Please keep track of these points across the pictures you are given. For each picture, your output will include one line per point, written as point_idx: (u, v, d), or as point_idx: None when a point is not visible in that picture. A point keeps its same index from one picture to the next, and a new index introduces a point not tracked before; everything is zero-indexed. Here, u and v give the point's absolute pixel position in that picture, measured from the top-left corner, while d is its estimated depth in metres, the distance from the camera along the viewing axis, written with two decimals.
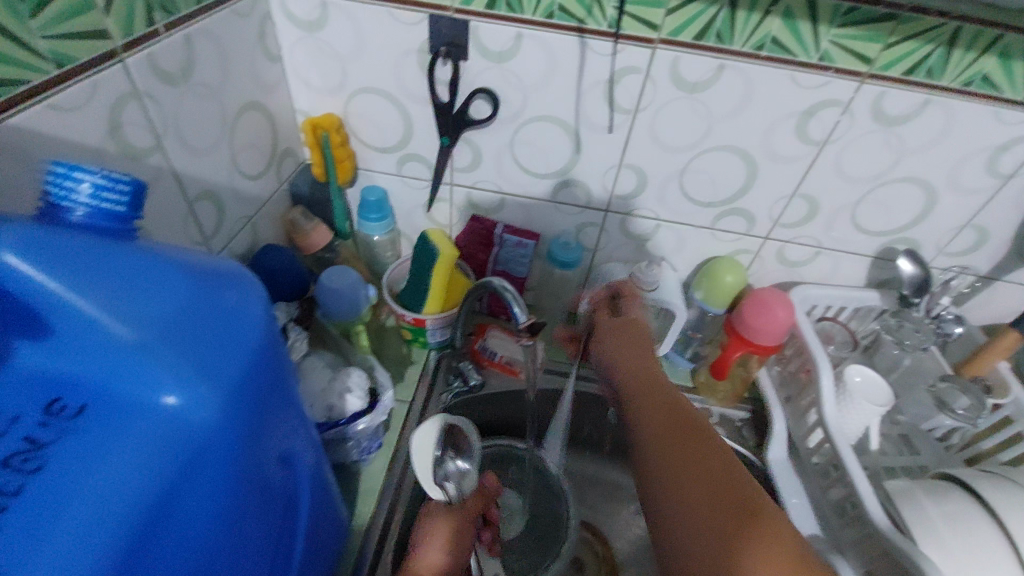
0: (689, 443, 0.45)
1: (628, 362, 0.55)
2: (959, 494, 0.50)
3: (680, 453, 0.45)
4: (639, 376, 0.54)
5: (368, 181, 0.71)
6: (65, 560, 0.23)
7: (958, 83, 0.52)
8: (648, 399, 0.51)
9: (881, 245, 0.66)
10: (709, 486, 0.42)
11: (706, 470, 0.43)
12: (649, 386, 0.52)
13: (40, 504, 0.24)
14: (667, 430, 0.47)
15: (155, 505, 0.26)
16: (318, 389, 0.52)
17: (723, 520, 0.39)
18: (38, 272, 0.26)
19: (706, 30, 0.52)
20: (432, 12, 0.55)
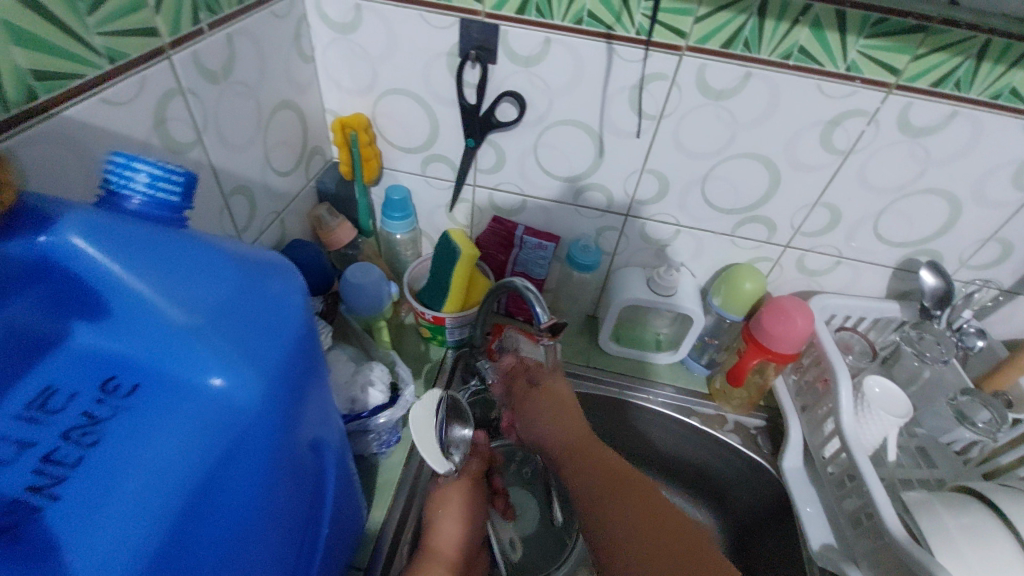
0: (615, 476, 0.51)
1: (560, 422, 0.58)
2: (978, 508, 0.50)
3: (637, 506, 0.48)
4: (575, 438, 0.56)
5: (392, 181, 0.73)
6: (120, 529, 0.25)
7: (987, 96, 0.52)
8: (580, 447, 0.55)
9: (902, 256, 0.66)
10: (656, 528, 0.46)
11: (656, 519, 0.47)
12: (562, 415, 0.59)
13: (98, 475, 0.26)
14: (613, 500, 0.49)
15: (198, 484, 0.27)
16: (342, 381, 0.53)
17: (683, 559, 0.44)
18: (100, 257, 0.27)
19: (734, 38, 0.52)
20: (463, 16, 0.56)
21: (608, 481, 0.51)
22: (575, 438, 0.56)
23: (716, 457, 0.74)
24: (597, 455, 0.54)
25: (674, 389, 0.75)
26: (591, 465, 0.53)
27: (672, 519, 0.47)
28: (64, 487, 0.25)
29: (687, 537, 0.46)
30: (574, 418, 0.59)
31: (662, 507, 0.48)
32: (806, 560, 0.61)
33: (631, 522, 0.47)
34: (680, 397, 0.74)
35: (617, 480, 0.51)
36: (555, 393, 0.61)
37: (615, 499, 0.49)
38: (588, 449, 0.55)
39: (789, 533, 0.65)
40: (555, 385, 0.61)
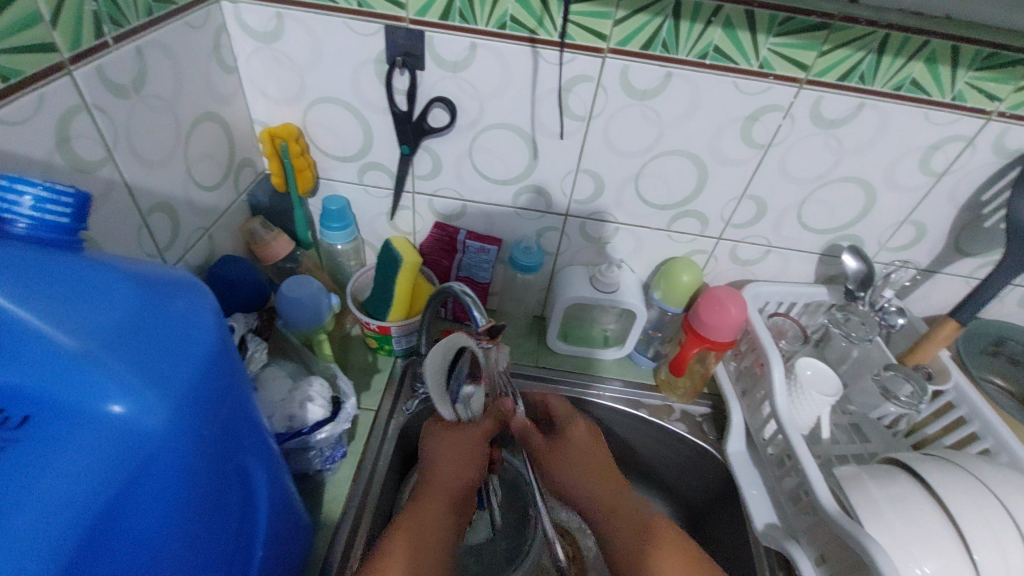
0: (622, 508, 0.55)
1: (573, 475, 0.58)
2: (903, 477, 0.53)
3: (639, 543, 0.53)
4: (594, 481, 0.58)
5: (329, 191, 0.71)
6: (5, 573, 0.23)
7: (889, 87, 0.55)
8: (586, 472, 0.59)
9: (826, 242, 0.69)
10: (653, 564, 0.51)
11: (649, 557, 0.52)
12: (569, 430, 0.62)
13: None
14: (618, 539, 0.54)
15: (105, 507, 0.26)
16: (277, 399, 0.52)
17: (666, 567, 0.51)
18: None
19: (652, 40, 0.54)
20: (387, 23, 0.55)
21: (594, 465, 0.59)
22: (586, 479, 0.58)
23: (666, 447, 0.75)
24: (607, 478, 0.58)
25: (622, 383, 0.77)
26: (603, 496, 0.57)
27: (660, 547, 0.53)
28: None
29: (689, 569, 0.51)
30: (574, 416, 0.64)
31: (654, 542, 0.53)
32: (752, 539, 0.63)
33: (631, 541, 0.53)
34: (628, 390, 0.76)
35: (612, 489, 0.58)
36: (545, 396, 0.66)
37: (624, 536, 0.54)
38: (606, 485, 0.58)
39: (736, 515, 0.68)
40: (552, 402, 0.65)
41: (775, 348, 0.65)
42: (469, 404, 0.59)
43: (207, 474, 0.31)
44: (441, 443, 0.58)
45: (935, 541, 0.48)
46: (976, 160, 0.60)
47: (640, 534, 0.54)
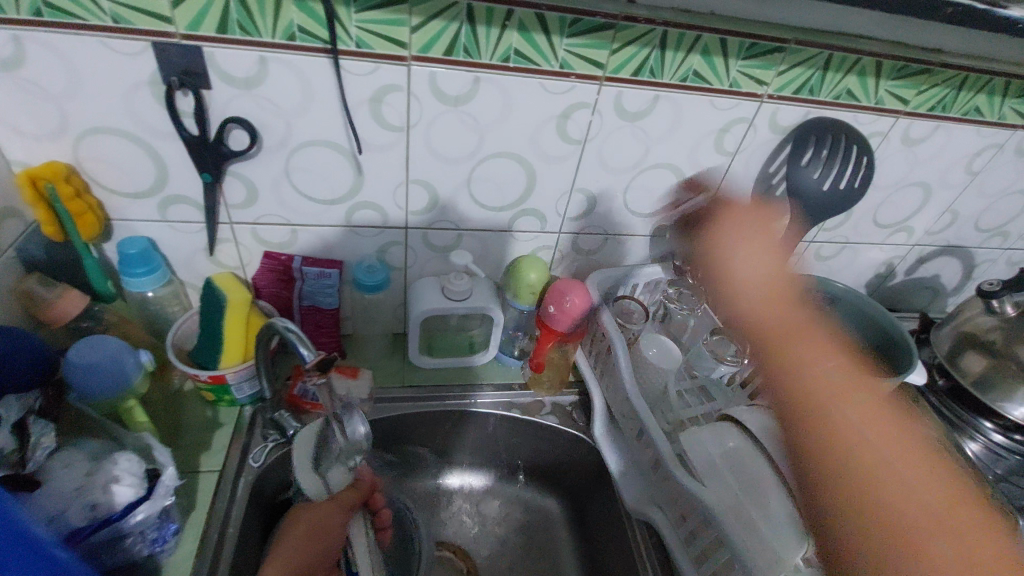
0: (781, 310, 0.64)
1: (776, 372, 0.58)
2: (735, 431, 0.58)
3: (854, 503, 0.46)
4: (803, 400, 0.56)
5: (128, 233, 0.62)
6: None
7: (676, 79, 0.60)
8: (781, 381, 0.58)
9: (653, 224, 0.74)
10: (916, 517, 0.45)
11: (868, 525, 0.45)
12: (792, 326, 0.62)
13: None
14: (812, 498, 0.48)
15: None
16: (72, 489, 0.44)
17: (887, 549, 0.43)
18: None
19: (453, 45, 0.54)
20: (155, 40, 0.49)
21: (818, 381, 0.56)
22: (784, 399, 0.57)
23: (543, 441, 0.76)
24: (803, 403, 0.55)
25: (491, 387, 0.76)
26: (802, 428, 0.53)
27: (888, 525, 0.45)
28: None
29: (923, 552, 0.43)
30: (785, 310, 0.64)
31: (885, 492, 0.47)
32: (626, 514, 0.66)
33: (860, 474, 0.48)
34: (498, 393, 0.76)
35: (803, 401, 0.55)
36: (727, 271, 0.67)
37: (823, 490, 0.48)
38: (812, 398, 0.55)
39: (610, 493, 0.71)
40: (739, 275, 0.66)
41: (618, 330, 0.69)
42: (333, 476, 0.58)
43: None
44: (309, 515, 0.55)
45: (763, 485, 0.53)
46: (759, 138, 0.68)
47: (856, 503, 0.46)
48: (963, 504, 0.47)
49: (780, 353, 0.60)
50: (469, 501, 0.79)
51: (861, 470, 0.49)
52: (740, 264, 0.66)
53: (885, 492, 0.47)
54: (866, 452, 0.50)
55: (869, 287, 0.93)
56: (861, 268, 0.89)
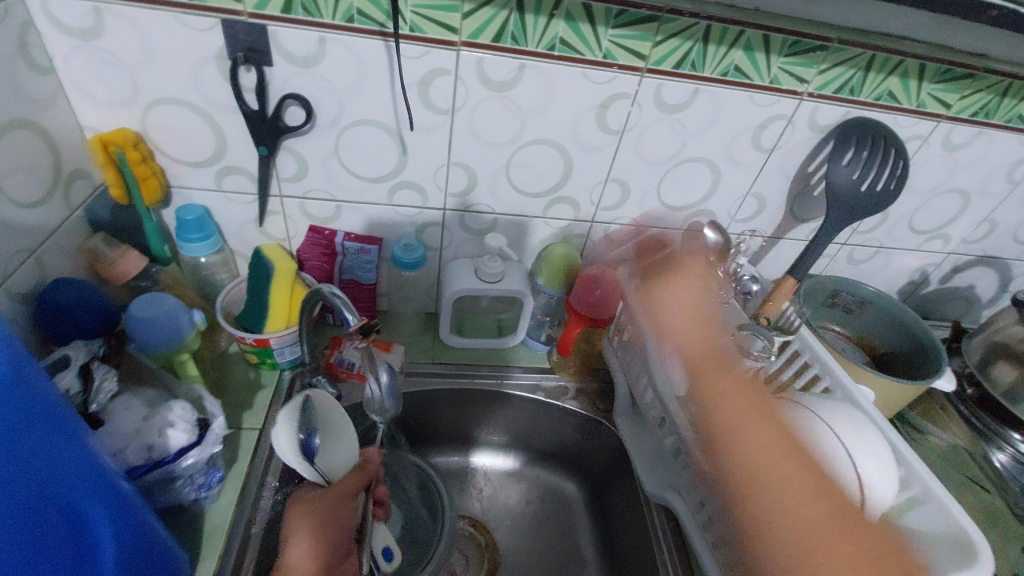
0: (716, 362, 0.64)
1: (713, 381, 0.62)
2: (759, 421, 0.59)
3: (736, 477, 0.55)
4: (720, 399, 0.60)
5: (185, 200, 0.66)
6: None
7: (718, 73, 0.61)
8: (711, 386, 0.62)
9: (686, 218, 0.75)
10: (783, 484, 0.51)
11: (779, 525, 0.50)
12: (700, 323, 0.69)
13: None
14: (734, 490, 0.54)
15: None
16: (130, 430, 0.48)
17: (833, 548, 0.47)
18: None
19: (502, 32, 0.56)
20: (224, 17, 0.52)
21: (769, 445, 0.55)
22: (696, 380, 0.63)
23: (566, 425, 0.78)
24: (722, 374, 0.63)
25: (518, 369, 0.78)
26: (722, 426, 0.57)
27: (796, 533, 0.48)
28: None
29: (852, 529, 0.48)
30: (701, 315, 0.69)
31: (804, 499, 0.50)
32: (645, 500, 0.67)
33: (762, 488, 0.52)
34: (525, 375, 0.78)
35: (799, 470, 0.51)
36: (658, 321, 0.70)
37: (729, 481, 0.55)
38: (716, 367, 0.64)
39: (629, 480, 0.72)
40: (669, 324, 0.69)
41: (647, 320, 0.70)
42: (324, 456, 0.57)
43: (27, 511, 0.30)
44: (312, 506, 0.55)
45: None
46: (797, 136, 0.68)
47: (741, 480, 0.54)
48: (850, 512, 0.49)
49: (712, 403, 0.60)
50: (490, 480, 0.81)
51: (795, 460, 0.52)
52: (670, 312, 0.70)
53: (764, 481, 0.52)
54: (764, 457, 0.53)
55: (901, 293, 0.92)
56: (892, 273, 0.89)
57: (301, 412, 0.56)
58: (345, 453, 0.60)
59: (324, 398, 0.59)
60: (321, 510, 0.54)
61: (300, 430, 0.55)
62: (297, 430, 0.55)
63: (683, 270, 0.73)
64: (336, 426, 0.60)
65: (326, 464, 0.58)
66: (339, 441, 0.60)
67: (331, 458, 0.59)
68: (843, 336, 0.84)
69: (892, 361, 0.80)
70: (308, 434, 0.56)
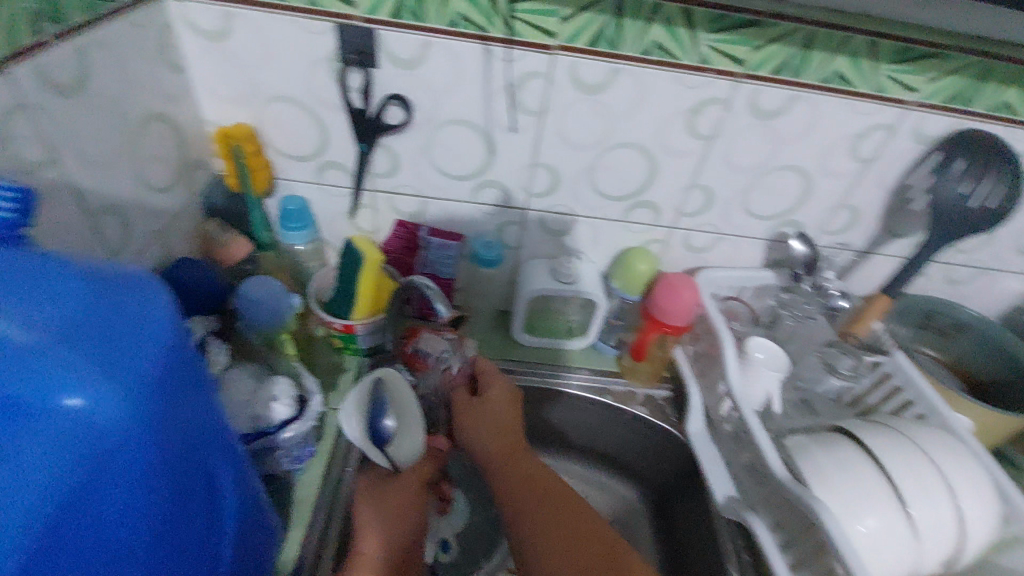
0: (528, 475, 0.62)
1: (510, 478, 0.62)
2: (846, 442, 0.57)
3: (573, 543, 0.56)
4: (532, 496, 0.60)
5: (287, 191, 0.71)
6: None
7: (818, 80, 0.59)
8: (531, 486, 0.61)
9: (772, 228, 0.73)
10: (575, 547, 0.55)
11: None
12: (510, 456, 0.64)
13: None
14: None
15: (50, 511, 0.27)
16: (241, 400, 0.52)
17: None
18: None
19: (599, 36, 0.56)
20: (339, 22, 0.56)
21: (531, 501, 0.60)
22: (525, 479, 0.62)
23: (634, 432, 0.77)
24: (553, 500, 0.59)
25: (587, 371, 0.79)
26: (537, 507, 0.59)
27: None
28: None
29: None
30: (514, 436, 0.66)
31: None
32: (714, 514, 0.66)
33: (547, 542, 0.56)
34: (594, 378, 0.78)
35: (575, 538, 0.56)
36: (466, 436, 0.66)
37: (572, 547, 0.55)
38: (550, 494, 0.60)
39: (697, 491, 0.71)
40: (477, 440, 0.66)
41: (726, 330, 0.69)
42: (393, 441, 0.58)
43: (164, 468, 0.32)
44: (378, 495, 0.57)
45: (875, 500, 0.52)
46: (900, 146, 0.65)
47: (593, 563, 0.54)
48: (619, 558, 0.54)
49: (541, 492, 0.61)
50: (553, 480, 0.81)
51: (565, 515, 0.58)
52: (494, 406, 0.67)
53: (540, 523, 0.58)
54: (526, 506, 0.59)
55: (1006, 320, 0.85)
56: (997, 297, 0.82)
57: (364, 394, 0.56)
58: (416, 443, 0.58)
59: (394, 381, 0.58)
60: (390, 498, 0.56)
61: (364, 411, 0.56)
62: (363, 411, 0.56)
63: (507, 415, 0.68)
64: (410, 414, 0.58)
65: (396, 449, 0.58)
66: (415, 430, 0.58)
67: (404, 445, 0.58)
68: (936, 360, 0.78)
69: (990, 389, 0.74)
70: (375, 417, 0.57)
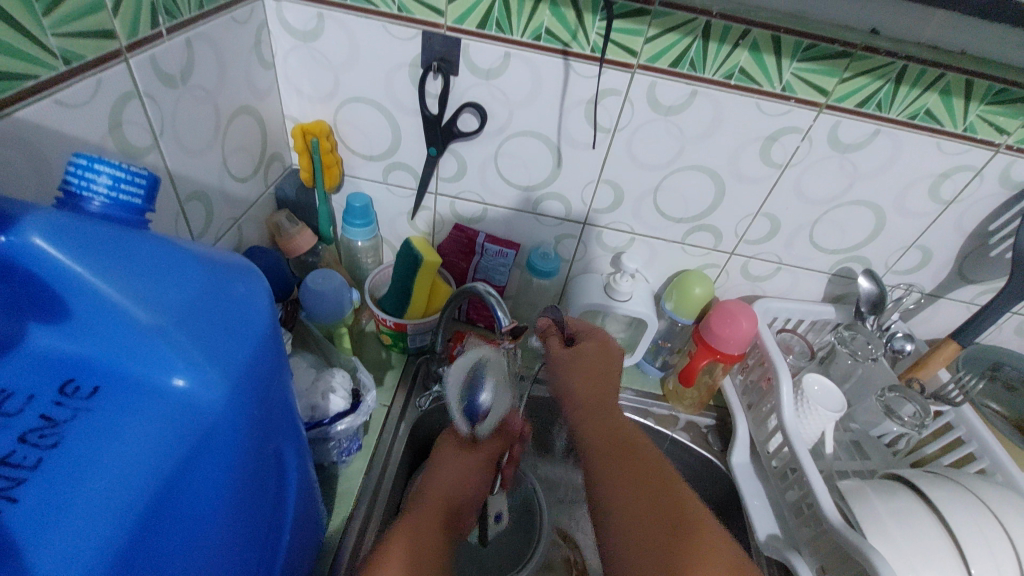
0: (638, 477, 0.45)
1: (589, 413, 0.55)
2: (904, 492, 0.55)
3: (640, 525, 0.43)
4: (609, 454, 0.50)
5: (353, 188, 0.73)
6: (85, 526, 0.25)
7: (904, 116, 0.57)
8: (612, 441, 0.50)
9: (836, 263, 0.71)
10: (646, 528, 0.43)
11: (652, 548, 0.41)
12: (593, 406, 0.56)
13: (65, 473, 0.26)
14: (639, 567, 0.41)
15: (150, 498, 0.27)
16: (302, 388, 0.54)
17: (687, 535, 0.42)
18: (74, 259, 0.28)
19: (681, 58, 0.56)
20: (425, 29, 0.57)
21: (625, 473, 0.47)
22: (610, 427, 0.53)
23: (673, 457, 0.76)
24: (624, 454, 0.49)
25: (630, 391, 0.78)
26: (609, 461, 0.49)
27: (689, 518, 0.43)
28: (22, 490, 0.25)
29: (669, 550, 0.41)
30: (607, 388, 0.57)
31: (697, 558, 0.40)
32: (753, 548, 0.65)
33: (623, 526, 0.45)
34: (636, 399, 0.77)
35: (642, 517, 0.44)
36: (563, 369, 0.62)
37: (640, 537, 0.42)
38: (621, 454, 0.49)
39: (736, 524, 0.69)
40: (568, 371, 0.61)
41: (783, 362, 0.67)
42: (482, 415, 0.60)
43: (249, 462, 0.32)
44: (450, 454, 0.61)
45: (935, 555, 0.49)
46: (983, 190, 0.62)
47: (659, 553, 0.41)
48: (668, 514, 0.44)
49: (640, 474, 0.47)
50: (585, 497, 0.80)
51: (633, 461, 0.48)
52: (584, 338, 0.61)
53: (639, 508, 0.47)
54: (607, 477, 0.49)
55: None
56: None
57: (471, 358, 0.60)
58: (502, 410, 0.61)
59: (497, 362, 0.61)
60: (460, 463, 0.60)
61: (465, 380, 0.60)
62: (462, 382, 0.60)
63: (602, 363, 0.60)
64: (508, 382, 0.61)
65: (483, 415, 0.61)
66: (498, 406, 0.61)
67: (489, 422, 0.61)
68: (998, 415, 0.72)
69: None
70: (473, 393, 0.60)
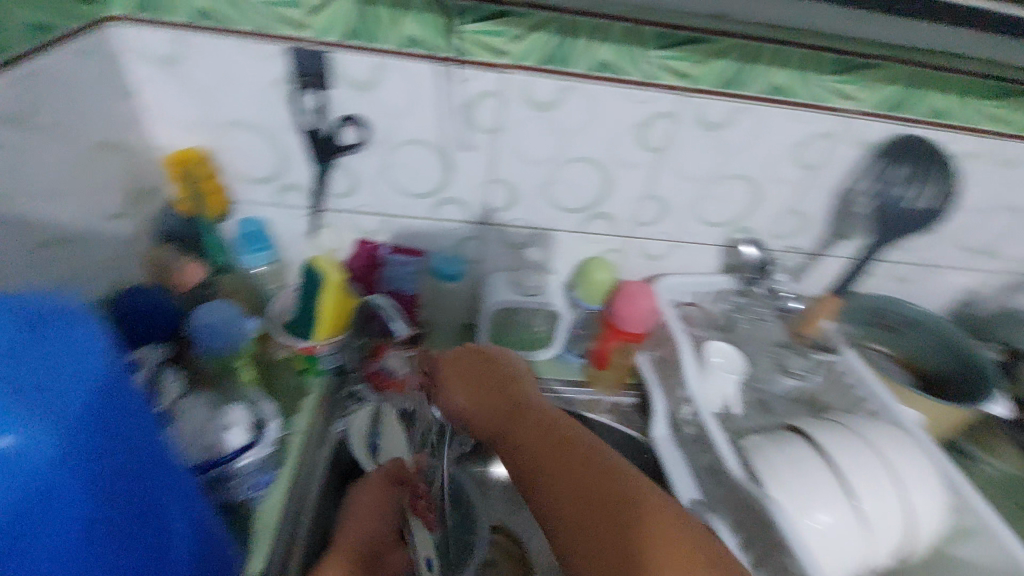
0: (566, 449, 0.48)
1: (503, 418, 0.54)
2: (800, 441, 0.58)
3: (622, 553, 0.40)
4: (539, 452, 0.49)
5: (242, 213, 0.70)
6: None
7: (762, 92, 0.61)
8: (540, 429, 0.51)
9: (725, 235, 0.75)
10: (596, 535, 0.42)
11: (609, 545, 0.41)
12: (537, 427, 0.51)
13: None
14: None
15: None
16: (196, 428, 0.52)
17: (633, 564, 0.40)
18: None
19: (546, 55, 0.58)
20: (288, 45, 0.56)
21: (563, 466, 0.47)
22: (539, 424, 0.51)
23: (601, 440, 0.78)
24: (558, 448, 0.48)
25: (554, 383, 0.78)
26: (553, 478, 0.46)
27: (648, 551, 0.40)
28: None
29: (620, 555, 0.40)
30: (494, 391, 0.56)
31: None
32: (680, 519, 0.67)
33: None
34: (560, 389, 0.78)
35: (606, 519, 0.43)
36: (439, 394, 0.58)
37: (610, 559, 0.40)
38: (565, 456, 0.47)
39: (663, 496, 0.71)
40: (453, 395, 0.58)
41: (684, 334, 0.71)
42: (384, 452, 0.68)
43: (100, 499, 0.29)
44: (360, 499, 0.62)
45: (826, 497, 0.53)
46: (841, 153, 0.67)
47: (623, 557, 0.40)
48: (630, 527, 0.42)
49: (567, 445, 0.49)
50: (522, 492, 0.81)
51: (573, 459, 0.47)
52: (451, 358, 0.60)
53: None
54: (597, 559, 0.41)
55: (951, 314, 0.88)
56: (945, 294, 0.85)
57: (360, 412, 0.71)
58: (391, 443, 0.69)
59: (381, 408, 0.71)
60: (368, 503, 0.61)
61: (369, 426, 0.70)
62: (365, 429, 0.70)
63: (499, 377, 0.58)
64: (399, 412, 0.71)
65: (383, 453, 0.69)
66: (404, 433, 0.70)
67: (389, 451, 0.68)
68: (888, 356, 0.81)
69: (942, 381, 0.77)
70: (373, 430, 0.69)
